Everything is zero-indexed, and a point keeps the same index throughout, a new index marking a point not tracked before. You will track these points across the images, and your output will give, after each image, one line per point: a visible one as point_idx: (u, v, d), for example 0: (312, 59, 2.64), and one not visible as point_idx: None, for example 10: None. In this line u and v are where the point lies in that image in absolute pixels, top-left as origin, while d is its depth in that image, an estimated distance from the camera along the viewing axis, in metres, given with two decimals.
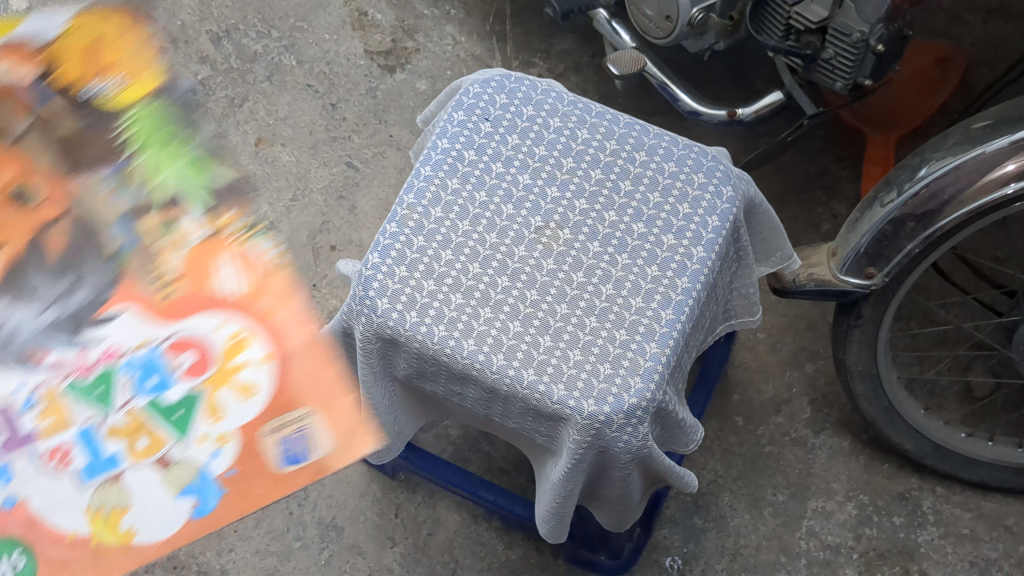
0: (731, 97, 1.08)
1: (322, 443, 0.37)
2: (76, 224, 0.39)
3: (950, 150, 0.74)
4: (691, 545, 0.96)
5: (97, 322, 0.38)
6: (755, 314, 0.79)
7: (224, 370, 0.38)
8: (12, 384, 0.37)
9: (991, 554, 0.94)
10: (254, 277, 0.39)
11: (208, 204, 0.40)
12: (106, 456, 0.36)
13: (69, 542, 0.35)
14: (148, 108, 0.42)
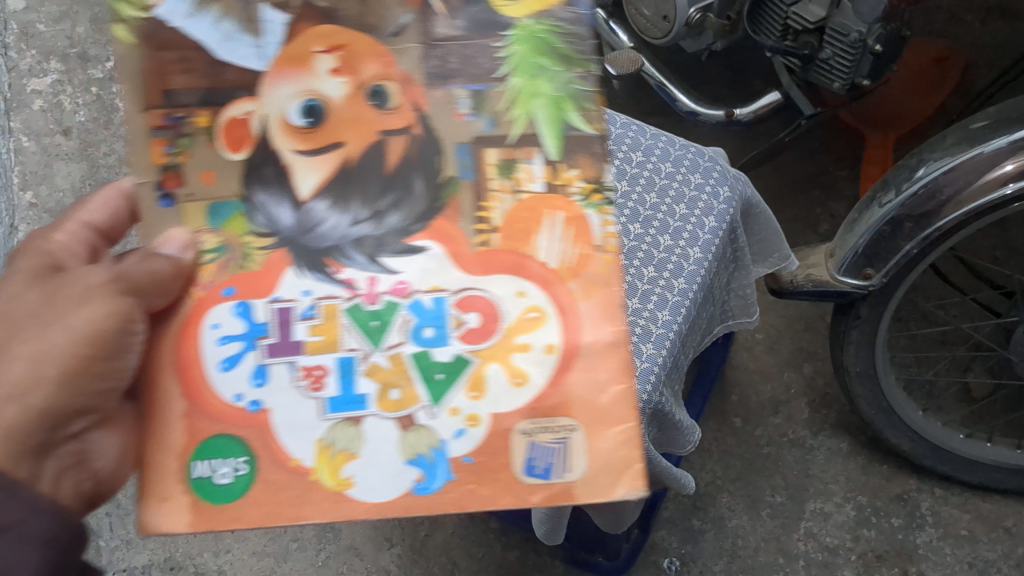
0: (729, 97, 1.08)
1: (574, 464, 0.40)
2: (417, 141, 0.43)
3: (949, 150, 0.74)
4: (690, 547, 0.96)
5: (400, 252, 0.42)
6: (752, 314, 0.79)
7: (506, 343, 0.42)
8: (301, 288, 0.42)
9: (990, 555, 0.94)
10: (574, 260, 0.42)
11: (554, 155, 0.43)
12: (360, 395, 0.41)
13: (291, 465, 0.41)
14: (540, 27, 0.44)
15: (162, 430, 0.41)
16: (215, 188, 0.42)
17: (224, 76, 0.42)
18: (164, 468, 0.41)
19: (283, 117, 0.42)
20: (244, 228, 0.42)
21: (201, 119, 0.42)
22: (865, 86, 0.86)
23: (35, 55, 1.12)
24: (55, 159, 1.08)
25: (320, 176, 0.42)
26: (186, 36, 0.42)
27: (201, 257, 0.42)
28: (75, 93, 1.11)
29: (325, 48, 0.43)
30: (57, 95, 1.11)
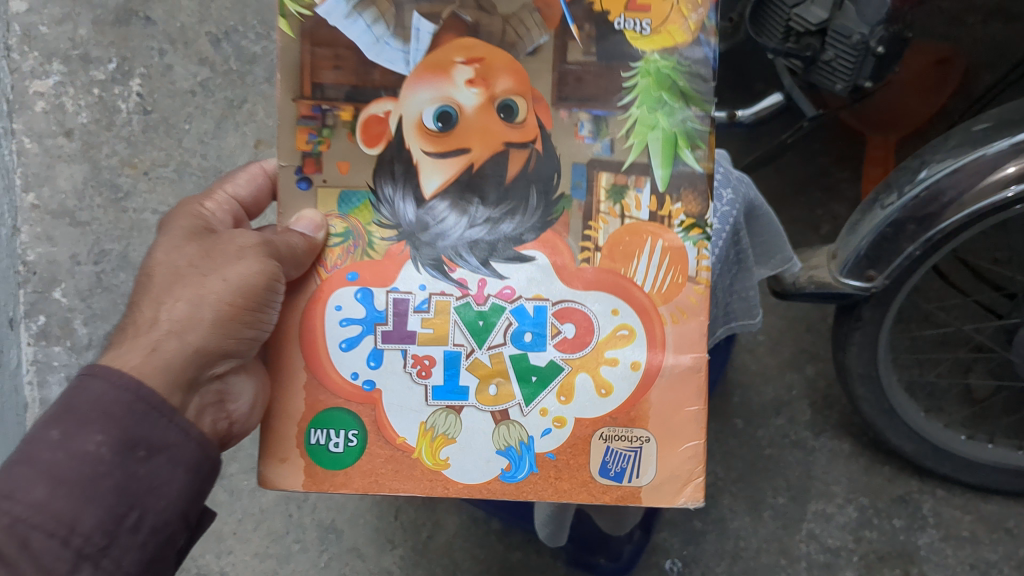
0: (730, 99, 1.09)
1: (647, 472, 0.54)
2: (531, 157, 0.54)
3: (951, 152, 0.74)
4: (691, 548, 0.96)
5: (508, 258, 0.54)
6: (756, 315, 0.78)
7: (598, 357, 0.54)
8: (418, 282, 0.54)
9: (991, 556, 0.95)
10: (665, 288, 0.54)
11: (662, 185, 0.55)
12: (464, 389, 0.54)
13: (396, 443, 0.54)
14: (664, 66, 0.54)
15: (288, 401, 0.54)
16: (347, 176, 0.54)
17: (371, 76, 0.54)
18: (286, 436, 0.54)
19: (419, 118, 0.54)
20: (370, 218, 0.55)
21: (344, 114, 0.54)
22: (867, 87, 0.86)
23: (37, 56, 1.11)
24: (56, 160, 1.10)
25: (441, 179, 0.54)
26: (342, 34, 0.53)
27: (330, 240, 0.55)
28: (77, 95, 1.11)
29: (464, 60, 0.54)
30: (59, 96, 1.11)
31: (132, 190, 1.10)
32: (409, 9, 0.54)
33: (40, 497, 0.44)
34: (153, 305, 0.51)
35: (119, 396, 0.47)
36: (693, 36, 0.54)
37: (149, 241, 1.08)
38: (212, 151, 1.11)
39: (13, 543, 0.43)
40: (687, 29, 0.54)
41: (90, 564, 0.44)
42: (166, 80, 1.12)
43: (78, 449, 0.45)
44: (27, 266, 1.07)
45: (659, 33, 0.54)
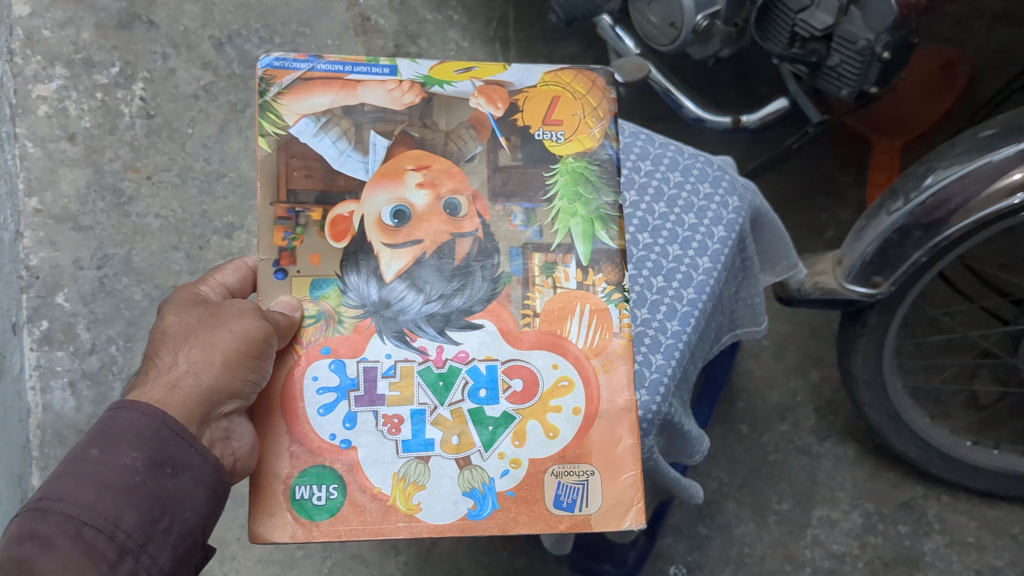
0: (736, 102, 1.08)
1: (593, 502, 0.51)
2: (476, 247, 0.54)
3: (957, 158, 0.74)
4: (696, 554, 0.96)
5: (463, 326, 0.52)
6: (762, 323, 0.78)
7: (544, 405, 0.52)
8: (384, 351, 0.52)
9: (997, 562, 0.94)
10: (599, 343, 0.53)
11: (584, 260, 0.55)
12: (428, 442, 0.51)
13: (373, 493, 0.50)
14: (578, 165, 0.56)
15: (274, 460, 0.50)
16: (318, 267, 0.52)
17: (336, 182, 0.53)
18: (271, 494, 0.49)
19: (377, 216, 0.53)
20: (339, 301, 0.52)
21: (315, 214, 0.52)
22: (873, 92, 0.86)
23: (40, 60, 1.11)
24: (59, 165, 1.09)
25: (401, 264, 0.53)
26: (310, 150, 0.53)
27: (304, 321, 0.52)
28: (80, 99, 1.11)
29: (414, 167, 0.54)
30: (61, 100, 1.11)
31: (135, 195, 1.10)
32: (367, 127, 0.54)
33: (85, 498, 0.42)
34: (169, 351, 0.49)
35: (149, 422, 0.45)
36: (603, 143, 0.57)
37: (152, 245, 1.08)
38: (215, 156, 1.12)
39: (63, 536, 0.40)
40: (595, 135, 0.57)
41: (133, 559, 0.42)
42: (169, 84, 1.13)
43: (117, 461, 0.43)
44: (30, 271, 1.06)
45: (572, 139, 0.56)
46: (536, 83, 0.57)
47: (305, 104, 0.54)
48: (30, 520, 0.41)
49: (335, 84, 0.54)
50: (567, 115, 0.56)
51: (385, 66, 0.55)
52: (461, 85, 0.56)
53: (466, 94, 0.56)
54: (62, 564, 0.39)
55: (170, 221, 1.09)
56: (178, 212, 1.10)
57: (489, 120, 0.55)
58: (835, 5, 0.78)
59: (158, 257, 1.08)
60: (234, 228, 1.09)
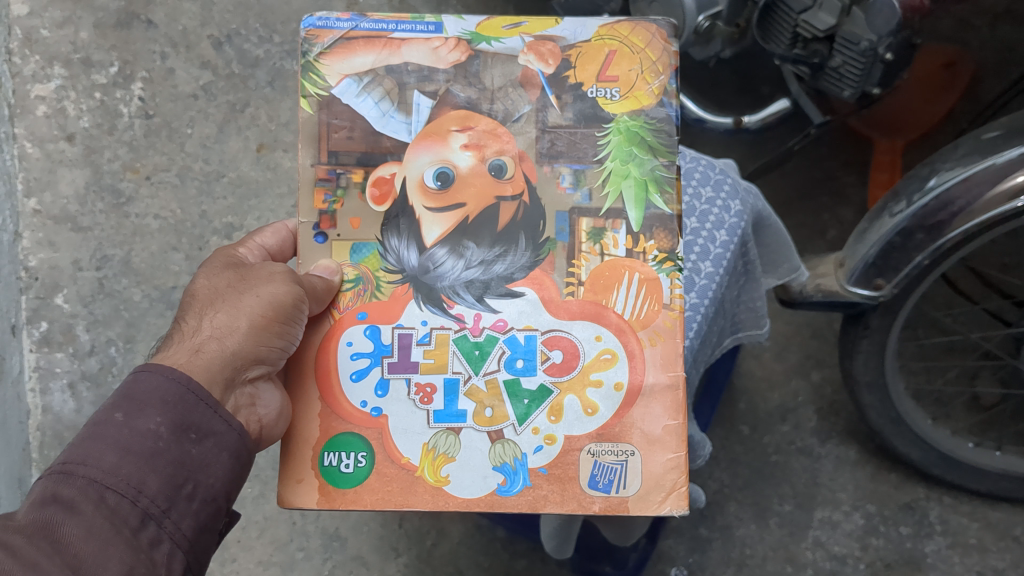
0: (737, 103, 1.08)
1: (631, 484, 0.52)
2: (520, 209, 0.54)
3: (961, 161, 0.73)
4: (697, 556, 0.96)
5: (502, 294, 0.53)
6: (763, 326, 0.77)
7: (583, 379, 0.53)
8: (419, 318, 0.53)
9: (999, 564, 0.94)
10: (645, 314, 0.53)
11: (635, 226, 0.54)
12: (461, 414, 0.52)
13: (401, 462, 0.52)
14: (633, 124, 0.55)
15: (306, 424, 0.53)
16: (358, 231, 0.54)
17: (378, 144, 0.55)
18: (301, 459, 0.52)
19: (420, 178, 0.54)
20: (378, 265, 0.54)
21: (356, 175, 0.54)
22: (875, 93, 0.85)
23: (38, 60, 1.11)
24: (59, 165, 1.09)
25: (442, 229, 0.54)
26: (353, 110, 0.55)
27: (343, 286, 0.54)
28: (79, 99, 1.11)
29: (459, 128, 0.55)
30: (61, 101, 1.11)
31: (135, 195, 1.09)
32: (410, 87, 0.55)
33: (108, 462, 0.44)
34: (196, 316, 0.52)
35: (173, 386, 0.47)
36: (660, 100, 0.55)
37: (152, 246, 1.08)
38: (215, 156, 1.11)
39: (86, 499, 0.42)
40: (653, 92, 0.55)
41: (156, 524, 0.44)
42: (168, 84, 1.12)
43: (141, 425, 0.45)
44: (29, 272, 1.06)
45: (626, 98, 0.55)
46: (590, 37, 0.56)
47: (348, 65, 0.55)
48: (55, 482, 0.43)
49: (378, 43, 0.55)
50: (625, 69, 0.55)
51: (430, 23, 0.55)
52: (510, 41, 0.55)
53: (515, 51, 0.55)
54: (84, 529, 0.41)
55: (170, 222, 1.09)
56: (178, 213, 1.09)
57: (538, 77, 0.55)
58: (837, 6, 0.77)
59: (157, 258, 1.07)
60: (234, 229, 1.08)
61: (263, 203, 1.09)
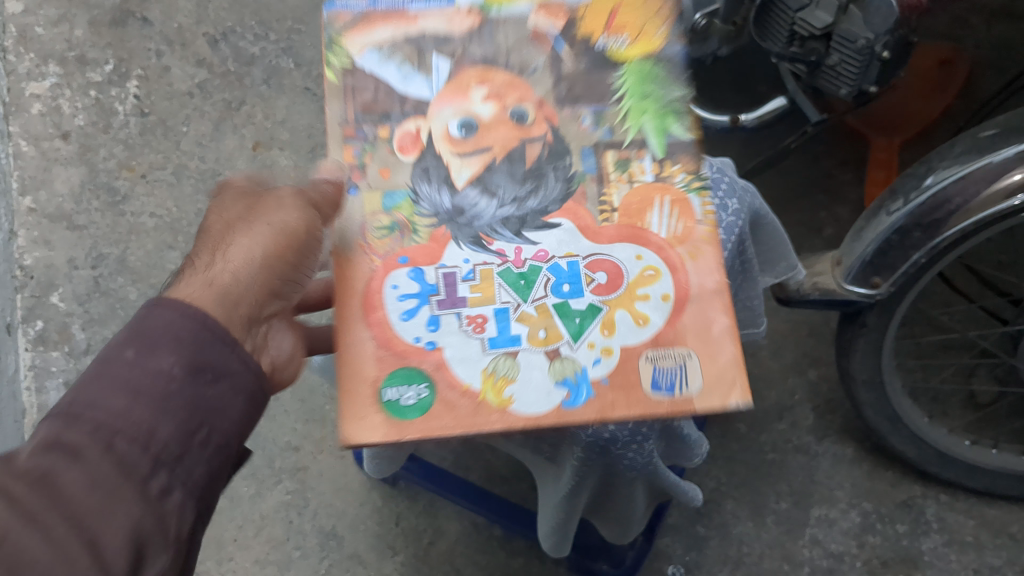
0: (732, 101, 1.08)
1: (693, 382, 0.47)
2: (550, 149, 0.51)
3: (957, 159, 0.73)
4: (694, 554, 0.96)
5: (539, 227, 0.50)
6: (760, 324, 0.78)
7: (631, 295, 0.49)
8: (461, 257, 0.49)
9: (996, 561, 0.94)
10: (683, 231, 0.50)
11: (659, 154, 0.52)
12: (514, 336, 0.47)
13: (463, 389, 0.46)
14: (645, 64, 0.54)
15: (359, 361, 0.47)
16: (388, 181, 0.51)
17: (399, 103, 0.52)
18: (361, 396, 0.46)
19: (446, 129, 0.51)
20: (412, 212, 0.50)
21: (381, 132, 0.52)
22: (872, 91, 0.85)
23: (34, 58, 1.15)
24: (54, 163, 1.11)
25: (473, 170, 0.51)
26: (375, 76, 0.52)
27: (374, 236, 0.50)
28: (74, 97, 1.14)
29: (478, 81, 0.52)
30: (55, 99, 1.14)
31: (130, 193, 1.10)
32: (429, 50, 0.53)
33: (116, 404, 0.38)
34: (209, 250, 0.48)
35: (188, 322, 0.41)
36: (668, 40, 0.54)
37: (147, 244, 1.07)
38: (210, 155, 1.12)
39: (92, 444, 0.36)
40: (660, 35, 0.54)
41: (168, 471, 0.38)
42: (164, 82, 1.15)
43: (153, 364, 0.39)
44: (24, 270, 1.06)
45: (636, 43, 0.54)
46: None
47: (365, 35, 0.53)
48: (59, 425, 0.37)
49: (394, 18, 0.53)
50: (632, 18, 0.54)
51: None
52: (519, 6, 0.54)
53: (525, 12, 0.54)
54: (87, 476, 0.35)
55: (165, 220, 1.08)
56: (173, 211, 1.09)
57: (550, 36, 0.54)
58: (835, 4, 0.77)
59: (153, 256, 1.07)
60: None
61: None
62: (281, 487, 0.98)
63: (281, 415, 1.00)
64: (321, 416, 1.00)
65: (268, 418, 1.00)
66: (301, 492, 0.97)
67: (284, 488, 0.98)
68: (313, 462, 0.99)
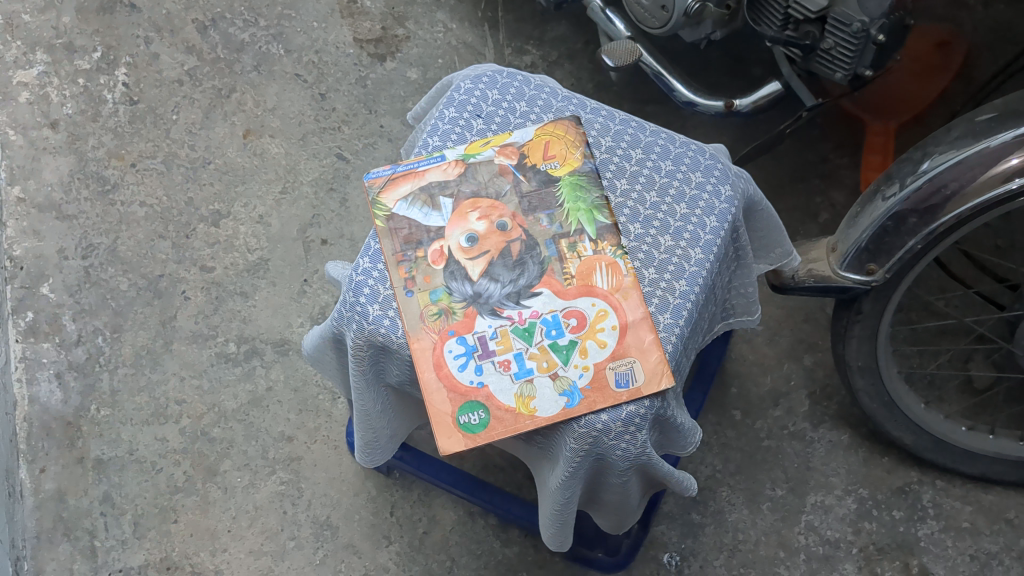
0: (728, 85, 1.07)
1: (639, 377, 0.59)
2: (533, 244, 0.63)
3: (953, 144, 0.72)
4: (689, 541, 0.95)
5: (529, 296, 0.61)
6: (755, 312, 0.77)
7: (593, 330, 0.61)
8: (486, 323, 0.61)
9: (992, 547, 0.94)
10: (616, 282, 0.62)
11: (593, 236, 0.64)
12: (530, 368, 0.59)
13: (508, 406, 0.59)
14: (571, 179, 0.66)
15: (433, 402, 0.59)
16: (431, 283, 0.61)
17: (429, 233, 0.63)
18: (445, 424, 0.58)
19: (458, 244, 0.63)
20: (449, 300, 0.61)
21: (419, 253, 0.62)
22: (867, 76, 0.84)
23: (21, 46, 1.15)
24: (42, 152, 1.10)
25: (482, 265, 0.62)
26: (408, 219, 0.64)
27: (431, 320, 0.60)
28: (62, 85, 1.13)
29: (473, 209, 0.64)
30: (43, 87, 1.13)
31: (120, 183, 1.09)
32: (437, 195, 0.64)
33: None
34: None
35: None
36: (587, 160, 0.67)
37: (138, 234, 1.07)
38: (200, 143, 1.11)
39: None
40: (580, 157, 0.67)
41: None
42: (153, 69, 1.15)
43: None
44: (14, 261, 1.05)
45: (563, 165, 0.66)
46: (532, 136, 0.67)
47: (393, 193, 0.65)
48: None
49: (408, 178, 0.65)
50: (560, 148, 0.67)
51: (436, 156, 0.66)
52: (485, 154, 0.66)
53: (490, 158, 0.66)
54: None
55: (156, 209, 1.08)
56: (164, 200, 1.08)
57: (511, 170, 0.66)
58: None
59: (143, 246, 1.06)
60: (221, 216, 1.08)
61: (249, 190, 1.09)
62: (275, 477, 0.97)
63: (275, 405, 1.00)
64: (315, 406, 1.00)
65: (262, 408, 0.99)
66: (294, 482, 0.97)
67: (278, 478, 0.97)
68: (306, 452, 0.98)
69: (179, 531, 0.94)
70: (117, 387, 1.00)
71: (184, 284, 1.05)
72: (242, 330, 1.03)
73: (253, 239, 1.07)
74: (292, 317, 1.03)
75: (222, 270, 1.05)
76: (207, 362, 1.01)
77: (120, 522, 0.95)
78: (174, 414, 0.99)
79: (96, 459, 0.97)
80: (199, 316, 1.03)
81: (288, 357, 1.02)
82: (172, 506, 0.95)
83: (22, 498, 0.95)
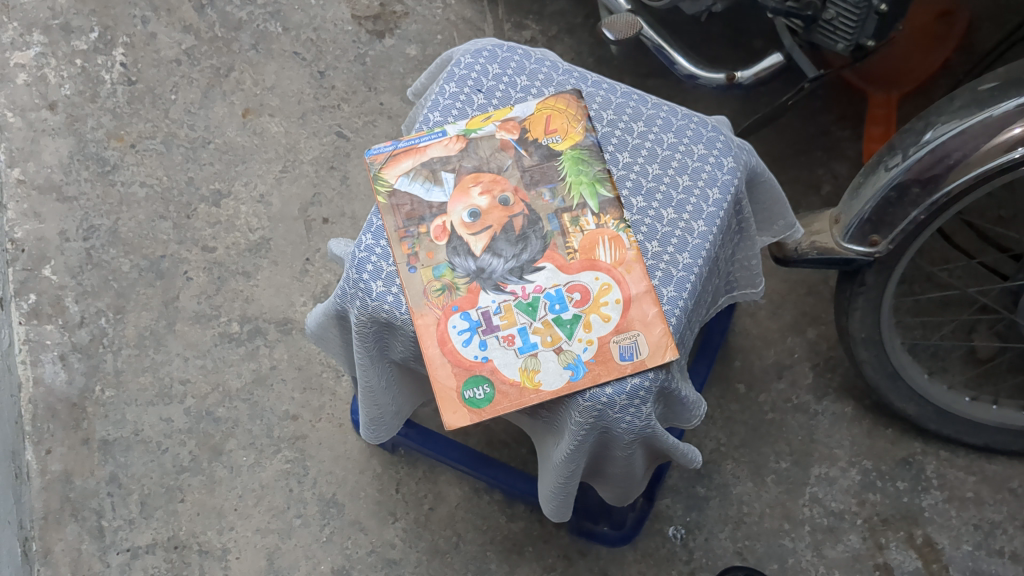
0: (730, 59, 1.06)
1: (643, 350, 0.59)
2: (535, 218, 0.63)
3: (956, 114, 0.72)
4: (694, 514, 0.95)
5: (532, 271, 0.61)
6: (758, 285, 0.77)
7: (596, 304, 0.61)
8: (489, 298, 0.60)
9: (996, 516, 0.94)
10: (619, 256, 0.62)
11: (595, 210, 0.63)
12: (533, 343, 0.59)
13: (513, 380, 0.59)
14: (574, 154, 0.65)
15: (438, 378, 0.59)
16: (434, 258, 0.61)
17: (431, 209, 0.63)
18: (450, 399, 0.58)
19: (461, 219, 0.62)
20: (453, 276, 0.61)
21: (422, 228, 0.62)
22: (869, 47, 0.84)
23: (17, 27, 1.14)
24: (41, 134, 1.09)
25: (484, 240, 0.62)
26: (410, 195, 0.63)
27: (434, 295, 0.60)
28: (59, 66, 1.13)
29: (475, 185, 0.64)
30: (40, 68, 1.12)
31: (120, 163, 1.09)
32: (440, 170, 0.64)
33: None
34: None
35: None
36: (588, 134, 0.66)
37: (138, 215, 1.07)
38: (199, 122, 1.11)
39: None
40: (581, 131, 0.66)
41: None
42: (151, 49, 1.14)
43: None
44: (16, 243, 1.05)
45: (565, 140, 0.66)
46: (533, 110, 0.67)
47: (394, 169, 0.64)
48: None
49: (410, 154, 0.65)
50: (559, 121, 0.66)
51: (437, 131, 0.66)
52: (486, 129, 0.66)
53: (492, 133, 0.66)
54: None
55: (156, 189, 1.08)
56: (164, 180, 1.08)
57: (512, 144, 0.65)
58: None
59: (145, 227, 1.06)
60: (222, 195, 1.08)
61: (249, 169, 1.09)
62: (281, 456, 0.97)
63: (279, 384, 1.00)
64: (319, 384, 1.00)
65: (267, 387, 1.00)
66: (299, 461, 0.97)
67: (284, 457, 0.97)
68: (311, 431, 0.98)
69: (186, 510, 0.95)
70: (121, 368, 1.00)
71: (186, 266, 1.05)
72: (245, 310, 1.03)
73: (254, 219, 1.07)
74: (294, 296, 1.03)
75: (224, 250, 1.05)
76: (211, 342, 1.01)
77: (126, 502, 0.95)
78: (178, 394, 0.99)
79: (102, 440, 0.97)
80: (201, 296, 1.03)
81: (291, 336, 1.02)
82: (178, 485, 0.96)
83: (29, 479, 0.95)
